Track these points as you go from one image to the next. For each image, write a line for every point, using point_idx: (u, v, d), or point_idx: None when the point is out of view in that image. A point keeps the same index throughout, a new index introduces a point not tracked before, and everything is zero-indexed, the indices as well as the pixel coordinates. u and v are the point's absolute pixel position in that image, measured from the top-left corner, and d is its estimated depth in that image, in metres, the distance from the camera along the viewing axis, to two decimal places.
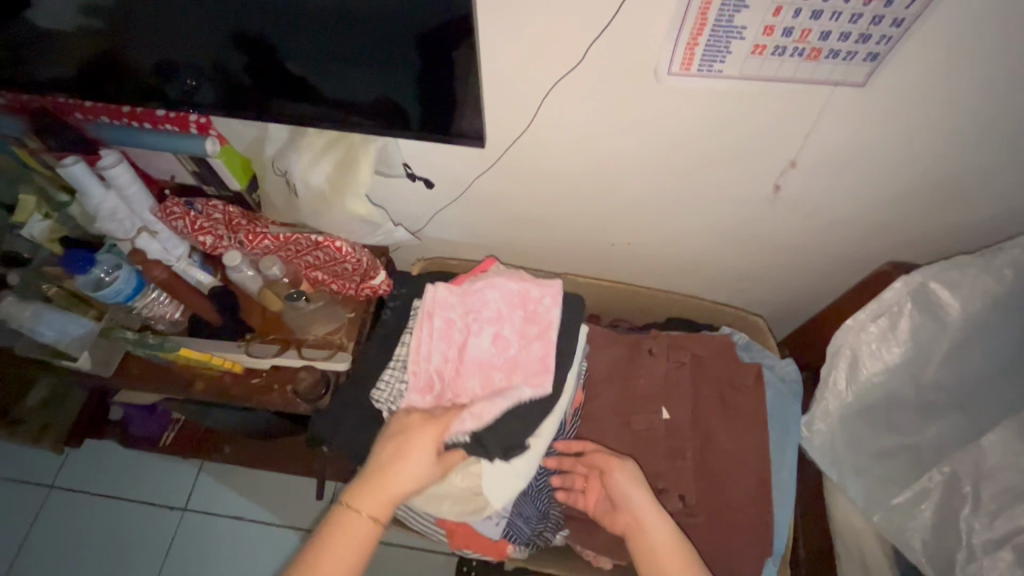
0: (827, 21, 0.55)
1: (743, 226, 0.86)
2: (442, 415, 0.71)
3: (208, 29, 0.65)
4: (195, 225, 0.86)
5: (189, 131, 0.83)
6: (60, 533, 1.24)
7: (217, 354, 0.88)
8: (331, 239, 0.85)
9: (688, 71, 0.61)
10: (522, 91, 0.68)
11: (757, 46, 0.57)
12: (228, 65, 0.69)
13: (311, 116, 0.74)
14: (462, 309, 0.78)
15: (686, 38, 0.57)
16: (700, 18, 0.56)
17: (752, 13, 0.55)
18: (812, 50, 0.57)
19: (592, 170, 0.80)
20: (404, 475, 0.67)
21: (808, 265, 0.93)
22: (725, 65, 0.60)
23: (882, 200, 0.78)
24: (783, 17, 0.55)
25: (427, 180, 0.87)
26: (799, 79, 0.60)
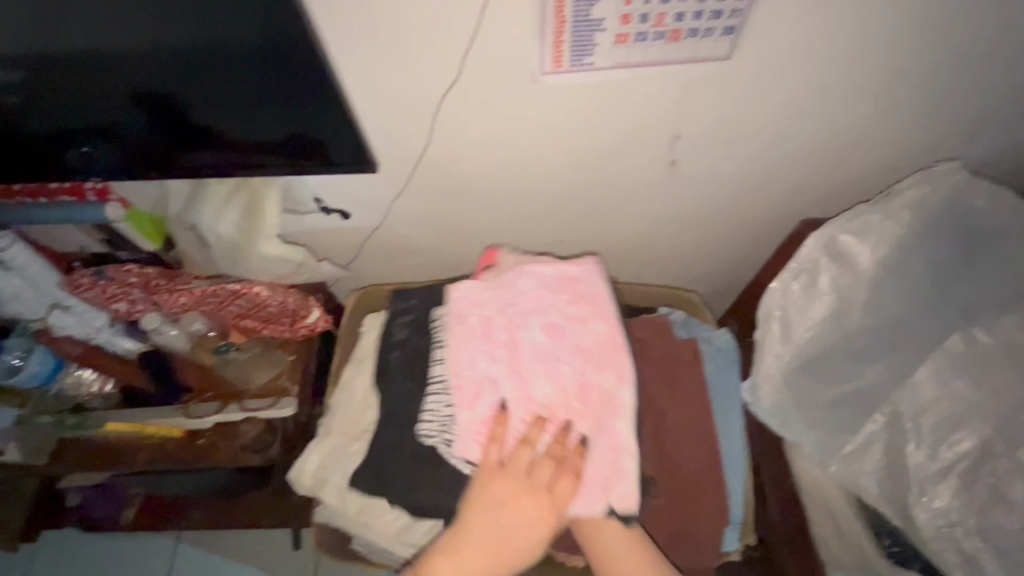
0: (678, 3, 0.55)
1: (665, 208, 0.87)
2: (555, 486, 0.64)
3: (100, 92, 0.62)
4: (107, 294, 0.83)
5: (88, 199, 0.80)
6: None
7: (154, 422, 0.86)
8: (249, 285, 0.85)
9: (561, 69, 0.61)
10: (410, 109, 0.68)
11: (619, 35, 0.57)
12: (131, 125, 0.67)
13: (199, 168, 0.72)
14: (497, 307, 0.72)
15: (549, 38, 0.58)
16: (556, 16, 0.55)
17: (606, 3, 0.54)
18: (671, 32, 0.57)
19: (505, 175, 0.80)
20: (498, 556, 0.62)
21: (735, 234, 0.94)
22: (594, 57, 0.60)
23: (788, 164, 0.79)
24: (636, 4, 0.55)
25: (342, 212, 0.85)
26: (667, 62, 0.61)
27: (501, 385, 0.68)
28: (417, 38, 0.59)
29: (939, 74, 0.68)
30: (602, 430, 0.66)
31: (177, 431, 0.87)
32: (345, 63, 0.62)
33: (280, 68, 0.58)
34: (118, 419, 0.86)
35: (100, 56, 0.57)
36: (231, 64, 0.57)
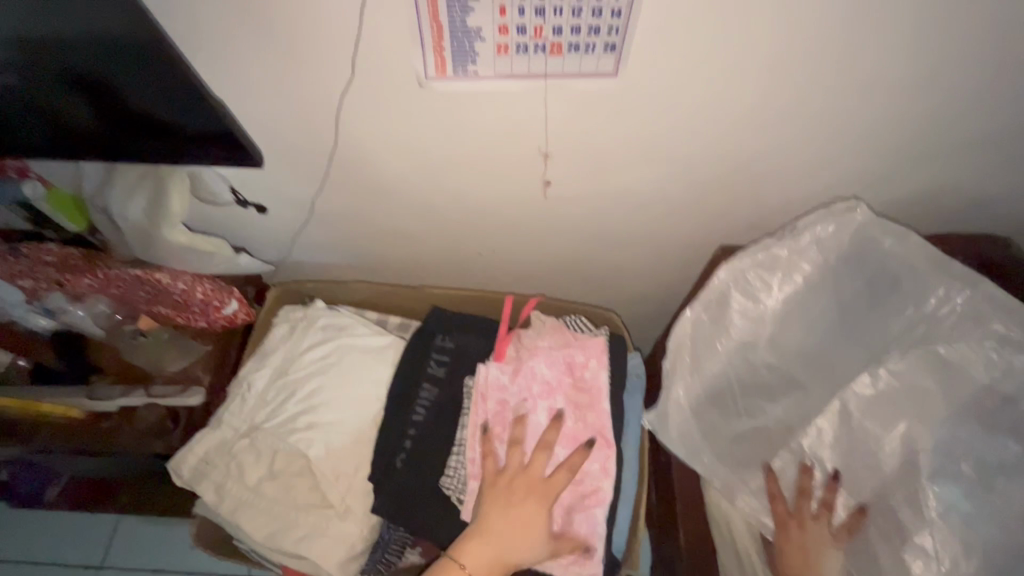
0: (553, 17, 0.55)
1: (582, 224, 0.87)
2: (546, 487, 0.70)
3: (25, 77, 0.63)
4: (13, 269, 0.84)
5: (7, 175, 0.80)
6: None
7: (54, 402, 0.86)
8: (152, 272, 0.85)
9: (445, 76, 0.62)
10: (310, 107, 0.69)
11: (499, 46, 0.58)
12: (57, 109, 0.67)
13: (104, 152, 0.73)
14: (491, 400, 0.75)
15: (430, 44, 0.59)
16: (432, 24, 0.57)
17: (480, 14, 0.55)
18: (552, 45, 0.58)
19: (418, 181, 0.80)
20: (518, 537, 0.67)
21: (659, 255, 0.94)
22: (478, 65, 0.60)
23: (700, 187, 0.80)
24: (511, 16, 0.55)
25: (259, 205, 0.86)
26: (554, 75, 0.61)
27: (499, 463, 0.72)
28: (304, 37, 0.60)
29: (838, 105, 0.68)
30: (581, 519, 0.72)
31: (76, 412, 0.87)
32: (239, 58, 0.63)
33: (168, 61, 0.59)
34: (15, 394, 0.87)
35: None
36: (116, 51, 0.58)
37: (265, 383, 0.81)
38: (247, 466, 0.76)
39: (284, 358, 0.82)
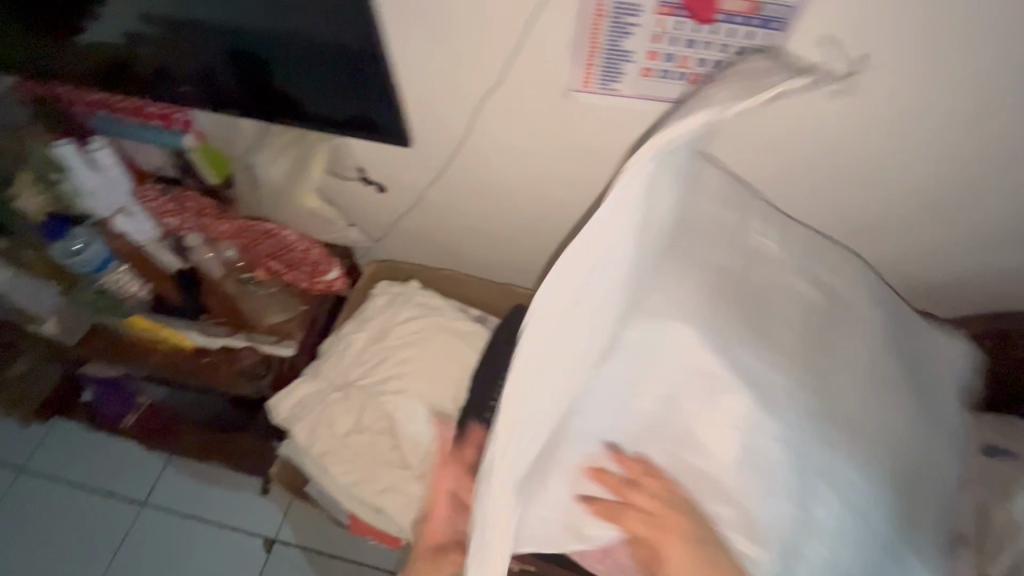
0: (701, 50, 0.61)
1: None
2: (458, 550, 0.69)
3: (209, 43, 0.73)
4: (164, 207, 0.95)
5: (173, 126, 0.91)
6: (48, 513, 1.50)
7: (170, 328, 0.96)
8: (280, 227, 0.93)
9: (589, 88, 0.68)
10: (453, 104, 0.76)
11: (645, 69, 0.64)
12: (223, 77, 0.77)
13: (265, 117, 0.81)
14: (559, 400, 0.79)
15: (584, 59, 0.65)
16: (591, 42, 0.63)
17: (636, 39, 0.61)
18: (693, 75, 0.64)
19: (529, 185, 0.87)
20: None
21: None
22: (620, 84, 0.67)
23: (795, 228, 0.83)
24: (664, 44, 0.61)
25: (380, 185, 0.94)
26: (689, 102, 0.67)
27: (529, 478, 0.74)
28: (468, 41, 0.67)
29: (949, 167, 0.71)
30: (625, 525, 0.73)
31: (187, 343, 0.97)
32: (404, 50, 0.71)
33: (345, 45, 0.67)
34: (140, 315, 0.96)
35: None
36: (300, 35, 0.67)
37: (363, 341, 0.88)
38: (334, 415, 0.82)
39: (379, 327, 0.88)
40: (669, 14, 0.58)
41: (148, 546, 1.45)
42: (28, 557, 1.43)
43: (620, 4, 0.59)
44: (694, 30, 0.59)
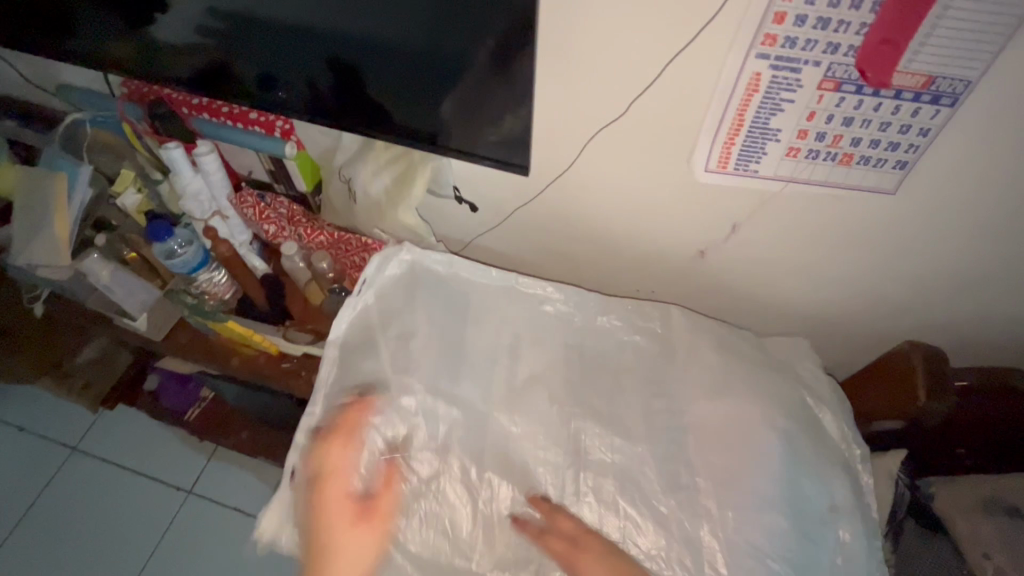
0: (857, 129, 0.68)
1: (760, 283, 0.95)
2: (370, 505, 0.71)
3: (310, 49, 0.73)
4: (261, 214, 0.95)
5: (273, 134, 0.92)
6: (104, 495, 1.62)
7: (260, 334, 0.95)
8: (379, 243, 0.92)
9: (725, 169, 0.76)
10: (566, 134, 0.78)
11: (792, 148, 0.71)
12: (318, 82, 0.78)
13: (368, 129, 0.81)
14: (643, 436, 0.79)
15: (724, 138, 0.72)
16: (733, 122, 0.70)
17: (788, 116, 0.68)
18: (843, 154, 0.71)
19: (624, 213, 0.88)
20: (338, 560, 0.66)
21: (819, 325, 1.00)
22: (761, 163, 0.74)
23: (883, 268, 0.86)
24: (817, 121, 0.68)
25: (473, 206, 0.94)
26: (832, 179, 0.74)
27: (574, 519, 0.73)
28: (593, 74, 0.69)
29: None
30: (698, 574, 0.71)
31: (273, 349, 0.97)
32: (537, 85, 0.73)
33: (460, 62, 0.66)
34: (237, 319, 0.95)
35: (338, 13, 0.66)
36: (405, 42, 0.66)
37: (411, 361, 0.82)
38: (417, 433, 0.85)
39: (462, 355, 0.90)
40: (829, 92, 0.65)
41: (191, 534, 1.56)
42: (89, 532, 1.57)
43: (779, 81, 0.65)
44: (854, 107, 0.66)
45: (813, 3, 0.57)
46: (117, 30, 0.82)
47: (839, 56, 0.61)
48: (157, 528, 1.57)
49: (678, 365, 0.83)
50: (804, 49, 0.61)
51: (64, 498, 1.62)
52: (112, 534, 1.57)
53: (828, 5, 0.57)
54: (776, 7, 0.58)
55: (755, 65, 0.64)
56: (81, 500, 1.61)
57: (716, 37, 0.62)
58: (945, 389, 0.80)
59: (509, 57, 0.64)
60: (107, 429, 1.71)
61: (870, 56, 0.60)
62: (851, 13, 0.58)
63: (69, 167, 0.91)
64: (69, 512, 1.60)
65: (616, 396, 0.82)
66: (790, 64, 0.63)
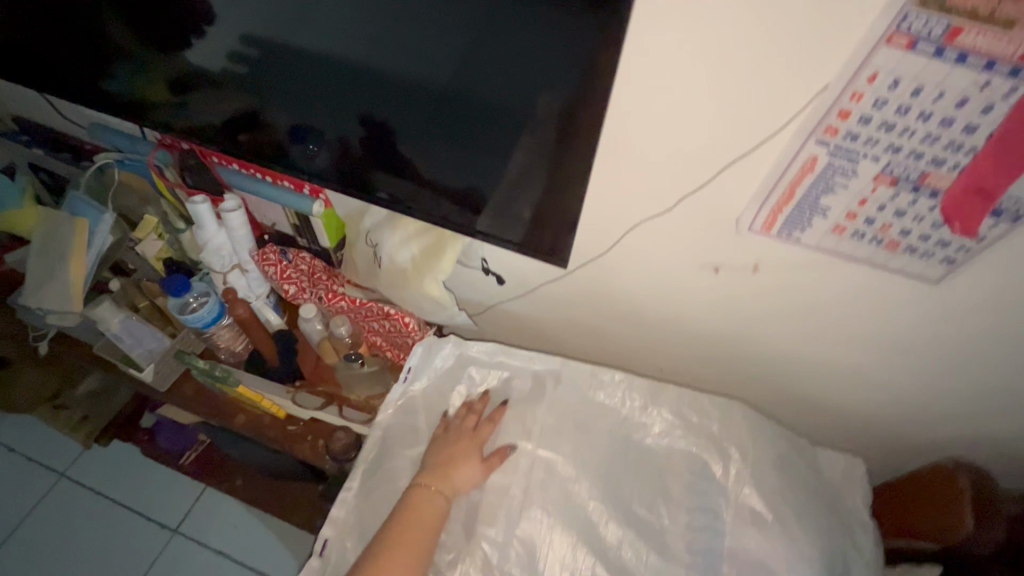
0: (909, 221, 0.61)
1: (792, 380, 0.91)
2: (460, 431, 0.79)
3: (345, 100, 0.71)
4: (283, 273, 0.91)
5: (302, 190, 0.90)
6: (85, 528, 1.55)
7: (267, 397, 0.91)
8: (401, 313, 0.88)
9: (768, 232, 0.67)
10: (604, 220, 0.75)
11: (838, 226, 0.64)
12: (349, 139, 0.76)
13: (386, 174, 0.78)
14: (663, 542, 0.75)
15: (772, 205, 0.64)
16: (785, 192, 0.62)
17: (839, 197, 0.61)
18: (891, 242, 0.63)
19: (656, 300, 0.85)
20: (458, 473, 0.74)
21: (852, 426, 0.95)
22: (804, 234, 0.66)
23: (929, 385, 0.81)
24: (868, 208, 0.61)
25: (499, 277, 0.92)
26: (874, 263, 0.66)
27: None
28: (638, 164, 0.66)
29: None
30: None
31: (281, 411, 0.94)
32: None
33: (505, 139, 0.65)
34: (247, 383, 0.92)
35: (392, 89, 0.66)
36: (450, 108, 0.64)
37: (421, 445, 0.80)
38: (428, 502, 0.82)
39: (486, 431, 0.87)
40: (885, 185, 0.58)
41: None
42: (63, 568, 1.49)
43: (835, 168, 0.58)
44: (908, 203, 0.59)
45: (880, 107, 0.52)
46: (160, 78, 0.81)
47: (900, 156, 0.55)
48: (136, 568, 1.50)
49: (703, 468, 0.79)
50: (864, 143, 0.56)
51: (42, 528, 1.55)
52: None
53: (896, 111, 0.52)
54: (839, 104, 0.52)
55: (812, 149, 0.57)
56: (59, 531, 1.54)
57: (775, 144, 0.58)
58: (989, 511, 0.76)
59: (556, 137, 0.61)
60: (93, 462, 1.65)
61: (959, 206, 0.56)
62: (918, 122, 0.52)
63: (92, 212, 0.89)
64: (44, 544, 1.52)
65: (636, 497, 0.77)
66: (849, 153, 0.57)
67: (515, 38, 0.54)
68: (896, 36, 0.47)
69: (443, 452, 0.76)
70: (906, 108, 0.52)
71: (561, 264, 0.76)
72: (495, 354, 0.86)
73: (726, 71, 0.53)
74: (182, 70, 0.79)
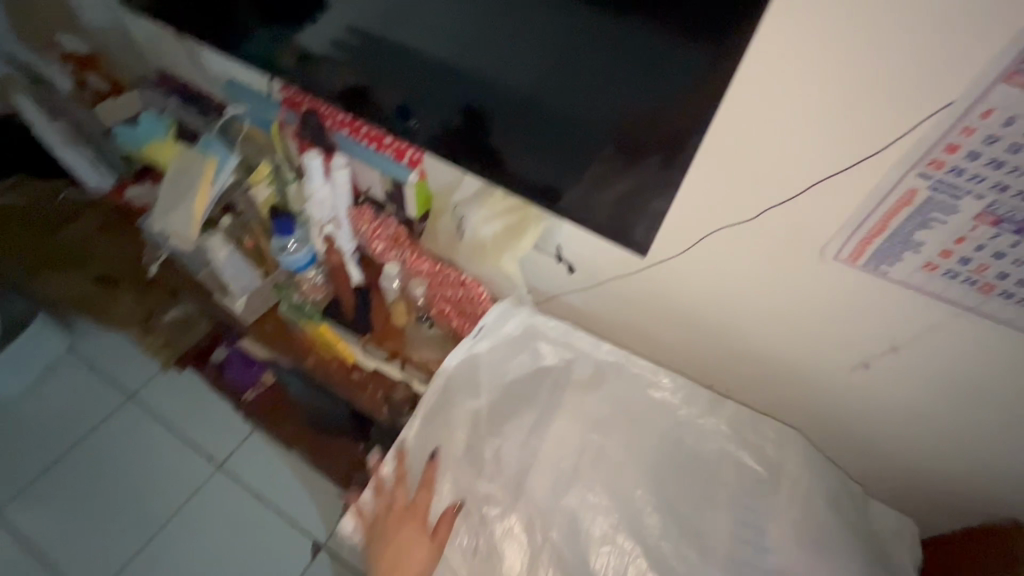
0: (1008, 264, 0.60)
1: (845, 414, 0.90)
2: (405, 513, 0.80)
3: (451, 81, 0.76)
4: (374, 232, 1.01)
5: (401, 160, 0.97)
6: (144, 447, 1.69)
7: (343, 343, 1.00)
8: (475, 283, 0.93)
9: (854, 263, 0.68)
10: (681, 224, 0.79)
11: (930, 263, 0.64)
12: (450, 118, 0.82)
13: (484, 156, 0.83)
14: (694, 541, 0.77)
15: (861, 236, 0.65)
16: (878, 223, 0.63)
17: (935, 233, 0.62)
18: (985, 284, 0.62)
19: (720, 311, 0.87)
20: (411, 556, 0.77)
21: (903, 472, 0.93)
22: (893, 268, 0.66)
23: (994, 441, 0.79)
24: (964, 247, 0.61)
25: (569, 266, 0.97)
26: (963, 304, 0.65)
27: None
28: (728, 174, 0.69)
29: None
30: None
31: (348, 359, 1.01)
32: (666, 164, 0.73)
33: (601, 133, 0.69)
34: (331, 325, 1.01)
35: (501, 76, 0.71)
36: (553, 97, 0.68)
37: (478, 409, 0.85)
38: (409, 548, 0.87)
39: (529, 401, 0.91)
40: (986, 224, 0.59)
41: (213, 506, 1.61)
42: (122, 479, 1.64)
43: (934, 202, 0.60)
44: (1009, 245, 0.59)
45: (991, 144, 0.53)
46: (294, 42, 0.90)
47: (1006, 196, 0.56)
48: (183, 491, 1.63)
49: (742, 481, 0.81)
50: (968, 180, 0.57)
51: (107, 441, 1.70)
52: (138, 492, 1.62)
53: (1007, 149, 0.53)
54: (949, 137, 0.54)
55: (912, 182, 0.59)
56: (122, 446, 1.69)
57: (873, 169, 0.59)
58: None
59: (651, 136, 0.65)
60: (161, 387, 1.80)
61: None
62: None
63: (221, 153, 1.01)
64: (108, 455, 1.68)
65: (672, 494, 0.80)
66: (951, 189, 0.58)
67: (633, 42, 0.58)
68: (1016, 75, 0.48)
69: (391, 542, 0.78)
70: (1019, 147, 0.52)
71: (639, 255, 0.79)
72: (563, 333, 0.89)
73: (835, 86, 0.55)
74: (314, 39, 0.87)
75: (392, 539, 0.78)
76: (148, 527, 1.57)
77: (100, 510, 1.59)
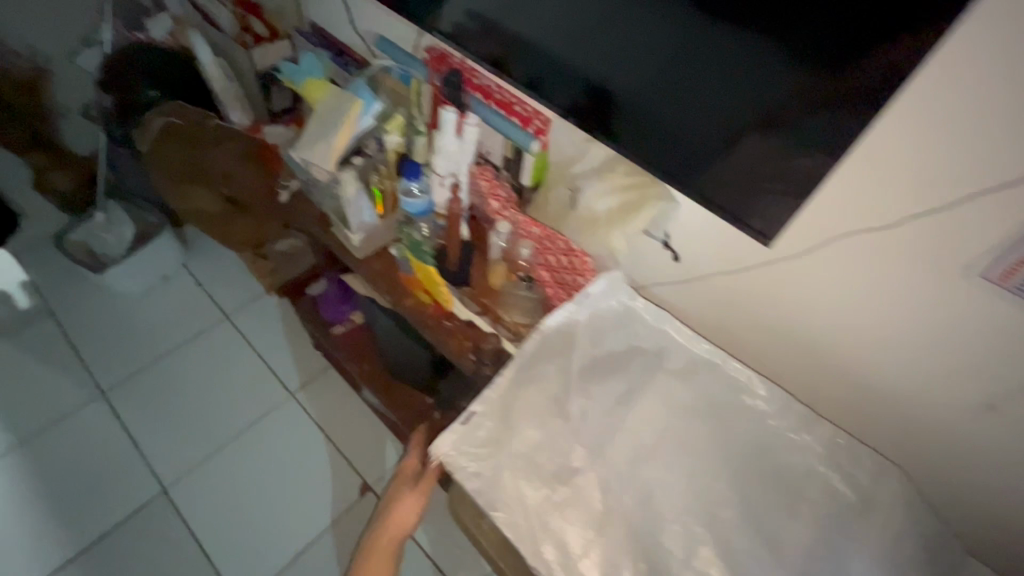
0: None
1: (952, 453, 0.84)
2: (415, 482, 0.98)
3: (575, 37, 0.76)
4: (492, 190, 1.05)
5: (527, 129, 1.03)
6: (232, 363, 1.85)
7: (443, 290, 1.04)
8: (583, 253, 0.94)
9: (1003, 283, 0.65)
10: (807, 225, 0.78)
11: None
12: (570, 78, 0.81)
13: (603, 119, 0.81)
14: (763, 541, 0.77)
15: (1015, 256, 0.62)
16: None
17: None
18: None
19: (829, 322, 0.85)
20: (404, 511, 0.95)
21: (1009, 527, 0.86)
22: None
23: None
24: None
25: (676, 254, 0.97)
26: None
27: None
28: (876, 176, 0.67)
29: None
30: None
31: (443, 306, 1.07)
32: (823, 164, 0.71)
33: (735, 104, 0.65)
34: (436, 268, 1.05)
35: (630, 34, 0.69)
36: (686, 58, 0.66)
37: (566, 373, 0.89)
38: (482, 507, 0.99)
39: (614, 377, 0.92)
40: None
41: (282, 428, 1.73)
42: (210, 388, 1.80)
43: None
44: None
45: None
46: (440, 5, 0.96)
47: None
48: (260, 409, 1.77)
49: (822, 491, 0.80)
50: None
51: (203, 352, 1.88)
52: (222, 402, 1.78)
53: None
54: None
55: None
56: (214, 360, 1.86)
57: None
58: None
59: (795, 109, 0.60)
60: (254, 314, 1.96)
61: None
62: None
63: (367, 97, 1.10)
64: (201, 364, 1.85)
65: (746, 490, 0.81)
66: None
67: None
68: None
69: (389, 501, 0.97)
70: None
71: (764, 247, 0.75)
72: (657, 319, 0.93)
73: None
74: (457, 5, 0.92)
75: (393, 486, 0.99)
76: (224, 434, 1.72)
77: (188, 410, 1.76)
